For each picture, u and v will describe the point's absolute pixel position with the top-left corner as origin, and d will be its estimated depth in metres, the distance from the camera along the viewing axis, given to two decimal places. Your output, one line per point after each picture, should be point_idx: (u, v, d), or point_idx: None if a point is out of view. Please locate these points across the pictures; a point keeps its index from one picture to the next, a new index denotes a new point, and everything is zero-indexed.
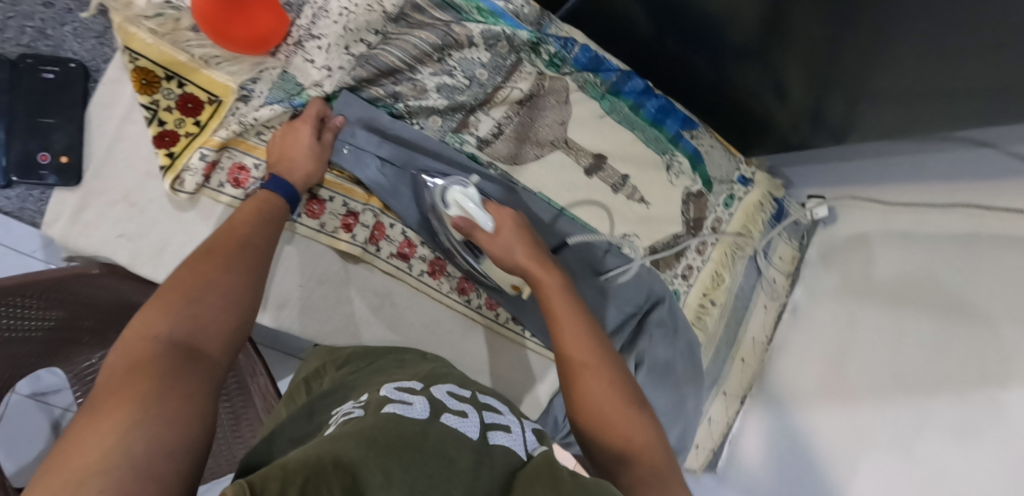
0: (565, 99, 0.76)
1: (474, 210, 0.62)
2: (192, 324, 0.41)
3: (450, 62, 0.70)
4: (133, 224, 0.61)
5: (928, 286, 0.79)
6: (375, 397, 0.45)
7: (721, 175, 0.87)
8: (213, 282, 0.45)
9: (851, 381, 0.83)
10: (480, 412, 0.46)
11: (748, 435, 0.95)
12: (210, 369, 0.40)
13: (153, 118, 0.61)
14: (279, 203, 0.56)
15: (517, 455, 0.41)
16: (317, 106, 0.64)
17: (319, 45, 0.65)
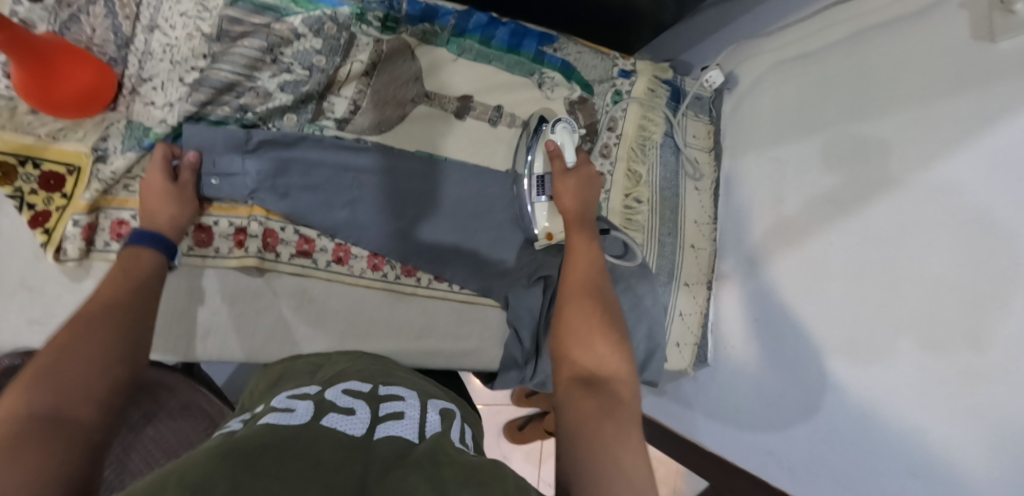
0: (411, 55, 0.77)
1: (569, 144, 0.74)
2: (59, 393, 0.41)
3: (284, 59, 0.71)
4: (38, 308, 0.64)
5: (831, 102, 0.77)
6: (264, 408, 0.45)
7: (597, 75, 0.88)
8: (83, 350, 0.45)
9: (797, 224, 0.80)
10: (373, 405, 0.45)
11: (728, 333, 0.91)
12: (81, 432, 0.39)
13: (22, 205, 0.63)
14: (149, 256, 0.57)
15: (404, 440, 0.39)
16: (163, 150, 0.64)
17: (153, 86, 0.68)
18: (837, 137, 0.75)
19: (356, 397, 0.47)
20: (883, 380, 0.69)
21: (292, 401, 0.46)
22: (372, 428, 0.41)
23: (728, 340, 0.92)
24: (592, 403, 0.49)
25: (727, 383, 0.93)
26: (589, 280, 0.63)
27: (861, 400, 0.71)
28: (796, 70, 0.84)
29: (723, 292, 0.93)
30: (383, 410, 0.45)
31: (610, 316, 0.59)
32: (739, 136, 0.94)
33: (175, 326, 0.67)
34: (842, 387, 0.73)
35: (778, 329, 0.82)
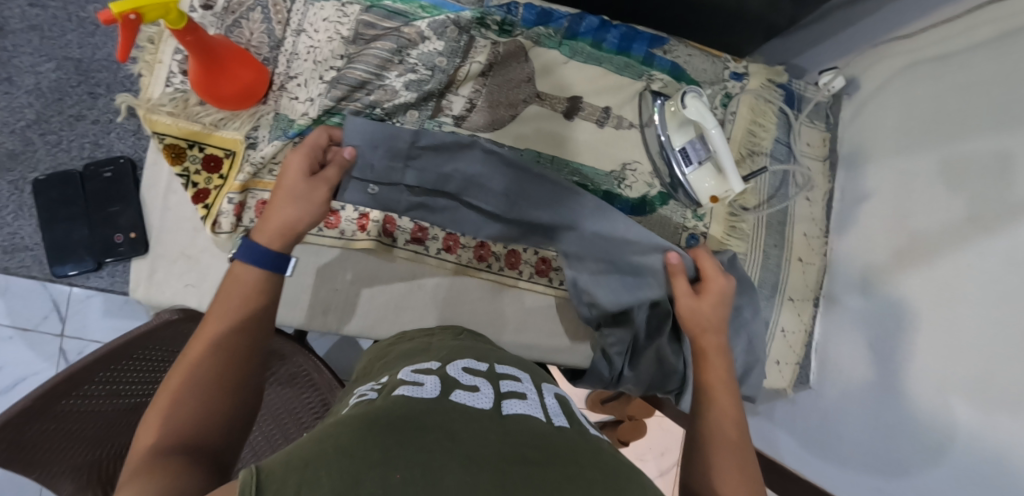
0: (524, 58, 0.80)
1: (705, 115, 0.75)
2: (181, 424, 0.46)
3: (410, 60, 0.77)
4: (194, 274, 0.73)
5: (964, 115, 0.72)
6: (393, 381, 0.47)
7: (709, 78, 0.86)
8: (200, 374, 0.49)
9: (920, 235, 0.75)
10: (495, 383, 0.47)
11: (840, 351, 0.85)
12: (208, 453, 0.45)
13: (188, 183, 0.73)
14: (247, 274, 0.55)
15: (530, 417, 0.41)
16: (319, 134, 0.62)
17: (297, 83, 0.76)
18: (977, 144, 0.69)
19: (477, 376, 0.48)
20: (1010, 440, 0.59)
21: (418, 375, 0.47)
22: (499, 405, 0.42)
23: (839, 367, 0.85)
24: None
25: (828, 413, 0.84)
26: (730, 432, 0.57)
27: (978, 464, 0.62)
28: (931, 74, 0.78)
29: (832, 310, 0.88)
30: (503, 389, 0.46)
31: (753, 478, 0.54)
32: (861, 145, 0.88)
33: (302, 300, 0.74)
34: (960, 446, 0.64)
35: (899, 356, 0.75)
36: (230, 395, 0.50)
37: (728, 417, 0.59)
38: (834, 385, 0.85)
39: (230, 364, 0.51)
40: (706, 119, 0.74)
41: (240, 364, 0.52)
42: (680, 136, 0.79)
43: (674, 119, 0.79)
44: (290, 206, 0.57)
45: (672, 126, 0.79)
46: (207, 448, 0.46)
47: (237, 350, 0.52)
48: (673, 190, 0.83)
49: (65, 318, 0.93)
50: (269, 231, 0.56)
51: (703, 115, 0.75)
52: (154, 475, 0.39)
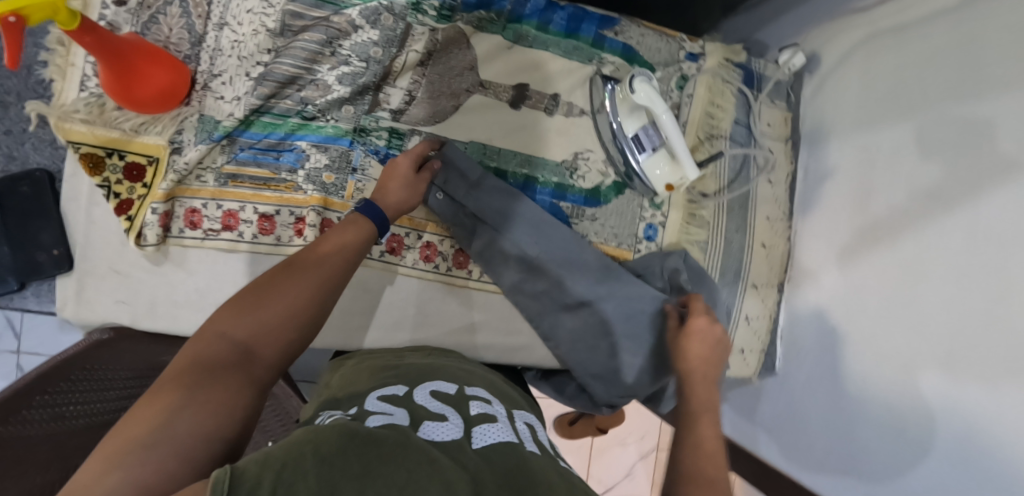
0: (466, 44, 0.76)
1: (652, 101, 0.71)
2: (253, 332, 0.44)
3: (343, 52, 0.72)
4: (125, 290, 0.70)
5: (920, 93, 0.69)
6: (363, 410, 0.47)
7: (663, 59, 0.82)
8: (284, 290, 0.47)
9: (875, 212, 0.74)
10: (465, 407, 0.49)
11: (806, 346, 0.82)
12: (262, 373, 0.42)
13: (109, 193, 0.68)
14: (364, 225, 0.58)
15: (500, 443, 0.43)
16: (426, 143, 0.71)
17: (222, 81, 0.71)
18: (944, 124, 0.66)
19: (445, 401, 0.50)
20: (997, 422, 0.57)
21: (384, 404, 0.48)
22: (469, 432, 0.44)
23: (808, 367, 0.81)
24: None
25: (805, 415, 0.80)
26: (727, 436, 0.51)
27: (970, 452, 0.59)
28: (889, 45, 0.75)
29: (796, 298, 0.86)
30: (472, 413, 0.48)
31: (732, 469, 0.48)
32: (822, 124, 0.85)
33: None
34: (948, 437, 0.61)
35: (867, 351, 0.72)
36: (299, 328, 0.47)
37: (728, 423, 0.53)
38: (806, 384, 0.81)
39: (314, 305, 0.49)
40: (655, 105, 0.71)
41: (320, 306, 0.49)
42: (632, 122, 0.75)
43: (625, 104, 0.75)
44: (397, 186, 0.64)
45: (623, 112, 0.76)
46: (263, 365, 0.43)
47: (324, 287, 0.50)
48: (629, 177, 0.80)
49: (22, 334, 0.92)
50: (389, 210, 0.63)
51: (653, 100, 0.71)
52: (186, 387, 0.37)
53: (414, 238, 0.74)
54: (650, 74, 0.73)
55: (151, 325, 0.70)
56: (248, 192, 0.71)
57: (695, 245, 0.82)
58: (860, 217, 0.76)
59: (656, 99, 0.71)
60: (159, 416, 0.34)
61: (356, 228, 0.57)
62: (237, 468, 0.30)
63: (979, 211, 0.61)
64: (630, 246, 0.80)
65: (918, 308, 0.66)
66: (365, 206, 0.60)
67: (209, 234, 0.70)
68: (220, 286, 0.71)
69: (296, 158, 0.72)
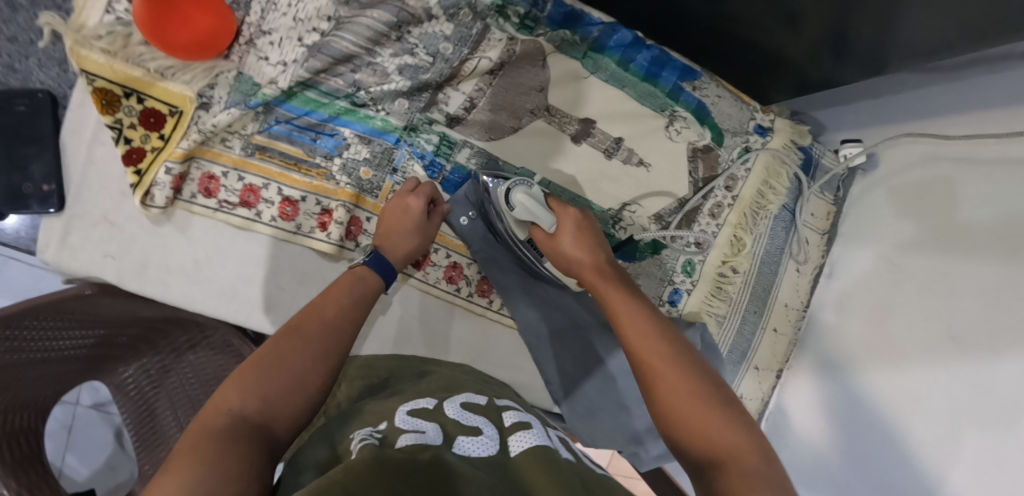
0: (542, 62, 0.70)
1: (539, 212, 0.62)
2: (260, 403, 0.45)
3: (410, 39, 0.65)
4: (116, 244, 0.63)
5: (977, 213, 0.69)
6: (391, 426, 0.46)
7: (734, 126, 0.78)
8: (292, 355, 0.49)
9: (896, 328, 0.75)
10: (495, 422, 0.50)
11: (813, 426, 0.82)
12: (272, 440, 0.44)
13: (119, 137, 0.60)
14: (372, 279, 0.59)
15: (536, 453, 0.44)
16: (427, 190, 0.66)
17: (270, 40, 0.63)
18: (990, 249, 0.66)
19: (475, 412, 0.50)
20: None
21: (415, 417, 0.47)
22: (504, 447, 0.45)
23: (829, 445, 0.80)
24: (739, 484, 0.39)
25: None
26: (660, 343, 0.51)
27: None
28: (948, 174, 0.74)
29: (795, 384, 0.87)
30: (507, 428, 0.49)
31: (705, 379, 0.48)
32: (863, 227, 0.85)
33: (242, 295, 0.65)
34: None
35: (885, 425, 0.73)
36: (307, 395, 0.48)
37: (642, 320, 0.54)
38: (827, 459, 0.79)
39: (323, 369, 0.50)
40: (538, 218, 0.62)
41: (324, 366, 0.50)
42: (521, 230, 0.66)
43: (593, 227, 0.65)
44: (406, 241, 0.63)
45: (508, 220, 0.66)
46: (273, 433, 0.44)
47: (331, 345, 0.52)
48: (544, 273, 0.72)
49: None
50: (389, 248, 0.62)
51: (536, 214, 0.62)
52: (199, 463, 0.38)
53: (442, 255, 0.71)
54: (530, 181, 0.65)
55: (138, 288, 0.63)
56: (274, 169, 0.65)
57: (714, 318, 0.80)
58: (895, 288, 0.77)
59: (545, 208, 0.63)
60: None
61: (366, 280, 0.58)
62: None
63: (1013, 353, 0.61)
64: None
65: (942, 411, 0.67)
66: (373, 258, 0.61)
67: (223, 205, 0.64)
68: (223, 263, 0.65)
69: (335, 144, 0.66)
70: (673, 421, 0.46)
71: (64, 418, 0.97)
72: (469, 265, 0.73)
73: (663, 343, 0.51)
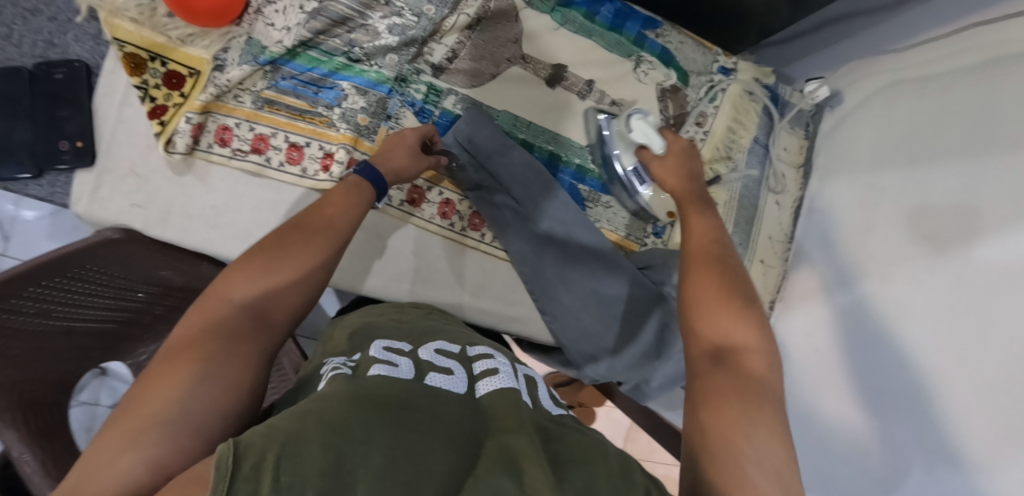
0: (515, 17, 0.78)
1: (650, 136, 0.74)
2: (255, 297, 0.48)
3: (397, 4, 0.74)
4: (142, 193, 0.69)
5: (940, 124, 0.73)
6: (367, 358, 0.46)
7: (697, 68, 0.86)
8: (287, 257, 0.51)
9: (877, 249, 0.78)
10: (468, 365, 0.49)
11: (799, 343, 0.86)
12: (271, 330, 0.47)
13: (145, 96, 0.68)
14: (363, 189, 0.61)
15: (507, 394, 0.43)
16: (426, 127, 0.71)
17: (276, 9, 0.72)
18: (952, 156, 0.70)
19: (451, 358, 0.49)
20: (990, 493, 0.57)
21: (390, 354, 0.47)
22: (473, 388, 0.45)
23: (809, 360, 0.84)
24: (729, 380, 0.45)
25: (802, 410, 0.83)
26: (716, 251, 0.59)
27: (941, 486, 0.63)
28: (911, 92, 0.79)
29: (786, 316, 0.90)
30: (477, 370, 0.48)
31: (738, 287, 0.54)
32: (834, 156, 0.90)
33: (254, 235, 0.72)
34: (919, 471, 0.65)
35: (862, 358, 0.75)
36: (300, 295, 0.51)
37: (710, 239, 0.61)
38: (807, 376, 0.83)
39: (316, 271, 0.53)
40: (651, 140, 0.73)
41: (314, 269, 0.53)
42: (628, 156, 0.77)
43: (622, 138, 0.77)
44: (399, 156, 0.66)
45: (619, 146, 0.78)
46: (270, 323, 0.48)
47: (325, 253, 0.54)
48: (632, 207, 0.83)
49: (9, 237, 0.99)
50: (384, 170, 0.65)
51: (649, 136, 0.74)
52: (199, 359, 0.41)
53: (436, 193, 0.77)
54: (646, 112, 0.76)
55: (159, 233, 0.68)
56: (281, 119, 0.72)
57: None
58: (870, 208, 0.81)
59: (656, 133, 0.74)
60: (175, 387, 0.39)
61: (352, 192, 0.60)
62: (243, 442, 0.30)
63: (980, 246, 0.64)
64: (638, 239, 0.84)
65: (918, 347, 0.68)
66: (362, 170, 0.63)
67: (237, 153, 0.71)
68: (236, 208, 0.71)
69: (335, 96, 0.73)
70: (689, 300, 0.55)
71: (85, 419, 0.99)
72: (463, 204, 0.78)
73: (711, 250, 0.59)
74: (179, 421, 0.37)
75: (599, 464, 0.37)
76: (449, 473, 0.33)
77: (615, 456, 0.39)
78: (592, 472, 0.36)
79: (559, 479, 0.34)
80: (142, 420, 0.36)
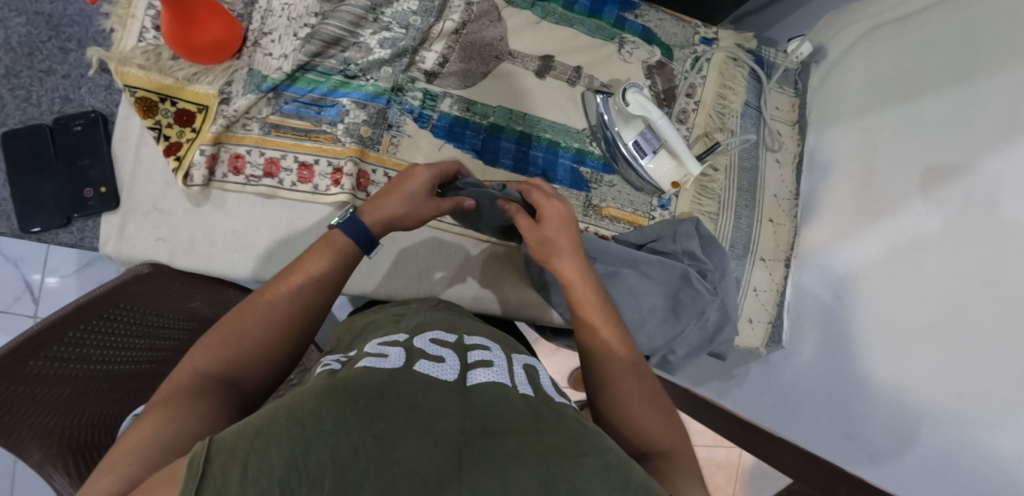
0: (497, 17, 0.82)
1: (649, 107, 0.76)
2: (226, 362, 0.48)
3: (384, 19, 0.78)
4: (165, 228, 0.73)
5: (929, 62, 0.74)
6: (360, 353, 0.46)
7: (679, 41, 0.89)
8: (255, 319, 0.50)
9: (884, 192, 0.78)
10: (461, 354, 0.45)
11: (823, 295, 0.86)
12: (239, 396, 0.47)
13: (159, 136, 0.72)
14: (341, 242, 0.56)
15: (499, 385, 0.40)
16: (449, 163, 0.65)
17: (271, 39, 0.76)
18: (944, 88, 0.72)
19: (445, 346, 0.47)
20: (1008, 464, 0.59)
21: (384, 347, 0.46)
22: (464, 375, 0.41)
23: (825, 339, 0.84)
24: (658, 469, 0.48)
25: (824, 370, 0.83)
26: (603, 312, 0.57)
27: (945, 453, 0.65)
28: (893, 35, 0.81)
29: (802, 272, 0.90)
30: (470, 360, 0.45)
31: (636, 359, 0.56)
32: (827, 108, 0.91)
33: (275, 254, 0.75)
34: (930, 439, 0.67)
35: (889, 319, 0.74)
36: (271, 358, 0.50)
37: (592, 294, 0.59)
38: (832, 327, 0.83)
39: (288, 333, 0.51)
40: (651, 112, 0.76)
41: (290, 335, 0.51)
42: (629, 130, 0.80)
43: (621, 115, 0.80)
44: (398, 200, 0.59)
45: (619, 121, 0.80)
46: (240, 389, 0.47)
47: (296, 315, 0.52)
48: (640, 183, 0.84)
49: (38, 300, 1.02)
50: (377, 225, 0.59)
51: (647, 107, 0.76)
52: (166, 416, 0.41)
53: None
54: (640, 85, 0.78)
55: (187, 264, 0.73)
56: (288, 141, 0.75)
57: (706, 216, 0.87)
58: (870, 153, 0.81)
59: (652, 104, 0.77)
60: (139, 441, 0.39)
61: (330, 253, 0.55)
62: (214, 441, 0.30)
63: (982, 167, 0.65)
64: (645, 213, 0.86)
65: (918, 351, 0.69)
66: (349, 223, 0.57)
67: (251, 180, 0.74)
68: (257, 230, 0.75)
69: (337, 112, 0.77)
70: (597, 376, 0.54)
71: None
72: None
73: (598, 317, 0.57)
74: (146, 463, 0.37)
75: (594, 457, 0.35)
76: (429, 474, 0.31)
77: (614, 448, 0.37)
78: (587, 469, 0.34)
79: (546, 479, 0.33)
80: (107, 473, 0.36)
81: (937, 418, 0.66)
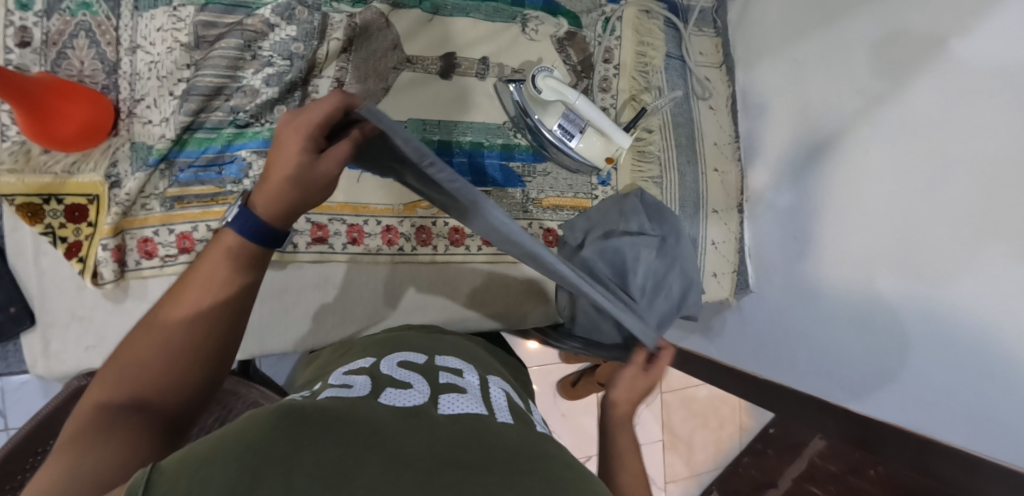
0: (385, 23, 0.75)
1: (564, 92, 0.72)
2: (131, 389, 0.40)
3: (263, 53, 0.71)
4: (92, 334, 0.69)
5: None
6: (324, 385, 0.43)
7: (585, 5, 0.83)
8: (154, 334, 0.42)
9: (823, 121, 0.76)
10: (431, 376, 0.43)
11: (782, 234, 0.84)
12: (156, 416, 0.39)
13: (55, 239, 0.67)
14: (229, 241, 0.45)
15: (472, 414, 0.37)
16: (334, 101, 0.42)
17: (147, 105, 0.69)
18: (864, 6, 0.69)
19: (413, 370, 0.45)
20: (996, 329, 0.56)
21: (349, 377, 0.44)
22: (434, 399, 0.39)
23: (794, 275, 0.82)
24: None
25: (801, 313, 0.81)
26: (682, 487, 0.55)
27: (958, 345, 0.60)
28: None
29: (755, 213, 0.89)
30: (441, 383, 0.42)
31: None
32: (751, 42, 0.87)
33: None
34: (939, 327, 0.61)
35: (865, 220, 0.70)
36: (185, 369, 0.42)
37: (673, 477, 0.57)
38: (801, 247, 0.80)
39: (197, 336, 0.43)
40: (566, 97, 0.73)
41: (199, 338, 0.42)
42: (550, 116, 0.75)
43: (536, 102, 0.75)
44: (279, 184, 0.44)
45: (537, 109, 0.76)
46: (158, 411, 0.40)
47: (202, 312, 0.43)
48: (576, 165, 0.80)
49: None
50: (267, 216, 0.45)
51: (561, 92, 0.73)
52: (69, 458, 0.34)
53: (374, 224, 0.75)
54: (550, 68, 0.74)
55: None
56: (196, 211, 0.70)
57: (650, 182, 0.84)
58: (800, 83, 0.79)
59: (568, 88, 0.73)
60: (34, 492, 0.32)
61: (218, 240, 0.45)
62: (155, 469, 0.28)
63: (914, 86, 0.63)
64: (587, 194, 0.83)
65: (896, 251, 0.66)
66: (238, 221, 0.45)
67: (167, 260, 0.70)
68: None
69: (239, 168, 0.71)
70: None
71: None
72: (405, 226, 0.77)
73: None
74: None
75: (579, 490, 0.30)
76: None
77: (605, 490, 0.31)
78: None
79: None
80: None
81: (941, 312, 0.61)
